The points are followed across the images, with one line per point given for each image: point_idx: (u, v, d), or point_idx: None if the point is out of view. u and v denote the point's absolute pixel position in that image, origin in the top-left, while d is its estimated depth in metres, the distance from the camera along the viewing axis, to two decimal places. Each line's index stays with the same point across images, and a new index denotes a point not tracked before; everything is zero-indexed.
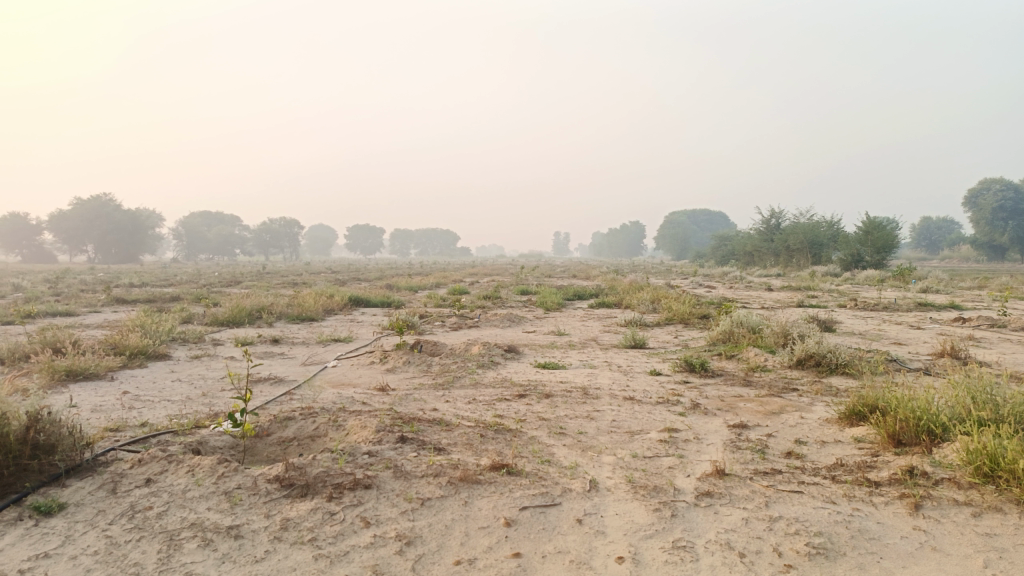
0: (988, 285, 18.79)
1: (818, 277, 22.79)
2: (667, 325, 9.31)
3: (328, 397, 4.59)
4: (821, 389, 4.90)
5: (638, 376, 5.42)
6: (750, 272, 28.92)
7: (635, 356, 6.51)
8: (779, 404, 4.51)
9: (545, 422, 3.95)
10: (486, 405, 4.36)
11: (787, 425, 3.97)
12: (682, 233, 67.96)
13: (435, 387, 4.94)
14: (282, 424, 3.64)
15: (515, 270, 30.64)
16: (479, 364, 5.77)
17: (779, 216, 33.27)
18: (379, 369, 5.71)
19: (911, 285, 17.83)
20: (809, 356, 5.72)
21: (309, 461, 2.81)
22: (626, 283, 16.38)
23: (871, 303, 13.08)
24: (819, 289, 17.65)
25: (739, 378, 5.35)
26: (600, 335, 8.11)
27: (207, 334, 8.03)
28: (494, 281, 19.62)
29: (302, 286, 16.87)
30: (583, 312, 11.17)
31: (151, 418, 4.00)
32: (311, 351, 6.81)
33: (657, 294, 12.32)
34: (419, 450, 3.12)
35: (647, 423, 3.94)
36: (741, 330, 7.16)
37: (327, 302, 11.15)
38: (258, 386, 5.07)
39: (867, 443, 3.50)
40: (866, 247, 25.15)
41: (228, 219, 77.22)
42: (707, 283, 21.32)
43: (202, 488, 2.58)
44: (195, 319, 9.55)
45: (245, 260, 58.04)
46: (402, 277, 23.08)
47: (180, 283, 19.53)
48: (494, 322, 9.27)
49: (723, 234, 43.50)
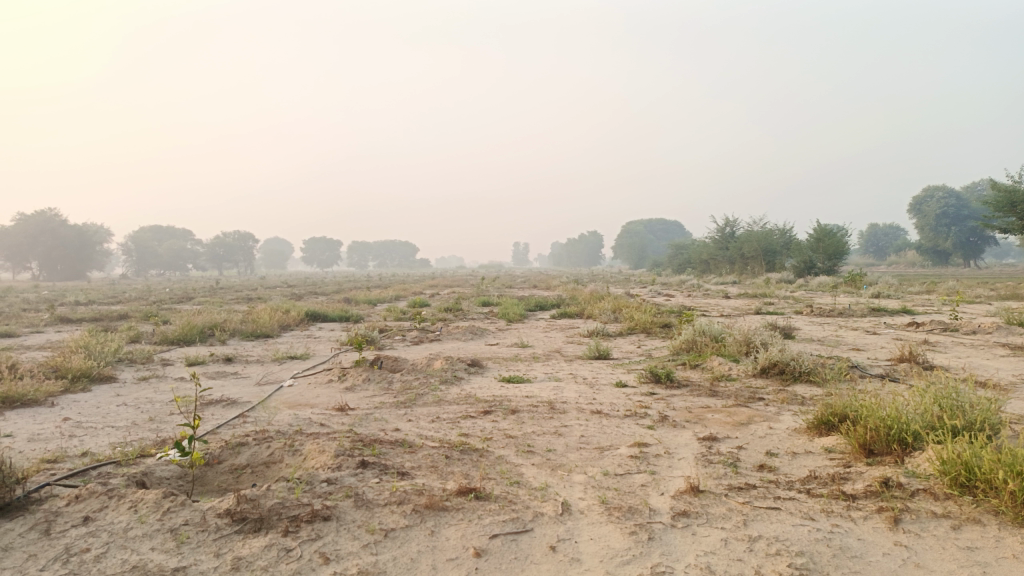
0: (936, 289, 19.34)
1: (773, 284, 23.11)
2: (630, 334, 9.28)
3: (285, 419, 4.39)
4: (787, 398, 4.88)
5: (604, 388, 5.33)
6: (707, 279, 29.26)
7: (599, 368, 6.43)
8: (747, 414, 4.46)
9: (512, 440, 3.82)
10: (451, 423, 4.22)
11: (757, 437, 3.91)
12: (639, 242, 68.63)
13: (397, 406, 4.78)
14: (234, 451, 3.44)
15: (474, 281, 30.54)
16: (442, 380, 5.62)
17: (733, 224, 33.77)
18: (338, 387, 5.51)
19: (862, 291, 18.23)
20: (773, 365, 5.71)
21: (263, 492, 2.63)
22: (586, 293, 16.38)
23: (826, 309, 13.29)
24: (775, 296, 17.89)
25: (705, 388, 5.29)
26: (563, 347, 8.03)
27: (156, 354, 7.71)
28: (454, 293, 19.46)
29: (256, 302, 16.45)
30: (545, 322, 11.08)
31: (93, 447, 3.76)
32: (267, 370, 6.57)
33: (618, 303, 12.31)
34: (381, 475, 2.96)
35: (616, 438, 3.84)
36: (704, 339, 7.14)
37: (283, 317, 10.85)
38: (210, 408, 4.84)
39: (838, 453, 3.46)
40: (818, 254, 25.65)
41: (180, 233, 75.39)
42: (666, 292, 21.49)
43: (146, 526, 2.38)
44: (144, 338, 9.18)
45: (198, 275, 56.70)
46: (360, 290, 22.71)
47: (129, 300, 18.88)
48: (455, 334, 9.12)
49: (679, 243, 44.00)
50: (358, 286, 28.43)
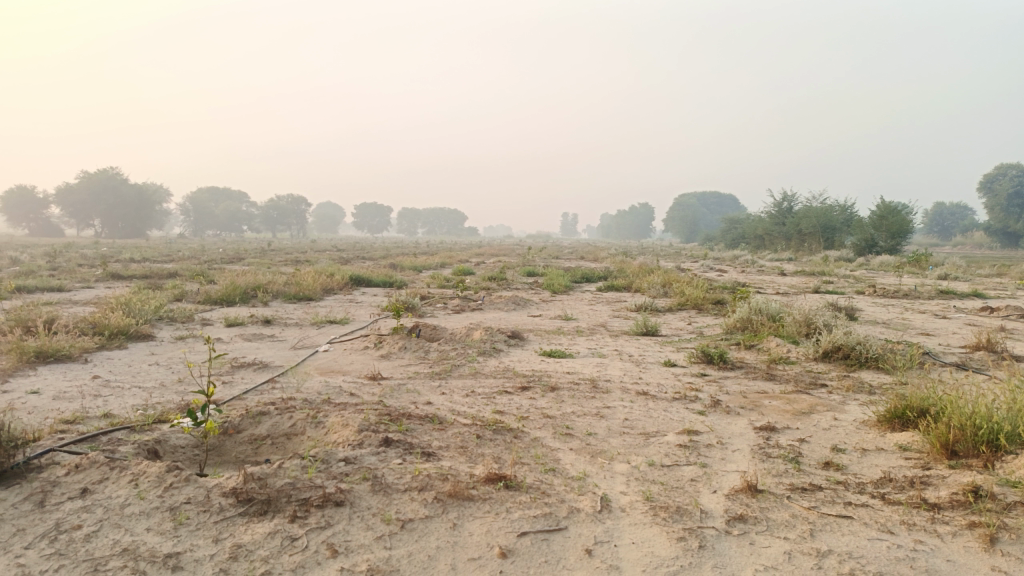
0: (1008, 273, 18.29)
1: (832, 262, 22.21)
2: (680, 310, 8.89)
3: (313, 387, 4.19)
4: (853, 386, 4.48)
5: (651, 368, 5.00)
6: (761, 256, 28.40)
7: (647, 344, 6.10)
8: (809, 402, 4.09)
9: (550, 420, 3.54)
10: (486, 399, 3.96)
11: (820, 428, 3.55)
12: (691, 215, 67.26)
13: (431, 377, 4.54)
14: (254, 420, 3.24)
15: (522, 250, 30.34)
16: (480, 352, 5.36)
17: (791, 199, 32.62)
18: (372, 354, 5.31)
19: (929, 272, 17.32)
20: (837, 348, 5.30)
21: (273, 470, 2.41)
22: (635, 266, 15.94)
23: (890, 290, 12.62)
24: (834, 275, 17.09)
25: (761, 371, 4.91)
26: (609, 321, 7.70)
27: (196, 313, 7.66)
28: (500, 262, 19.21)
29: (303, 264, 16.45)
30: (592, 295, 10.75)
31: (113, 409, 3.61)
32: (303, 334, 6.42)
33: (668, 277, 11.89)
34: (404, 455, 2.71)
35: (664, 423, 3.53)
36: (760, 318, 6.72)
37: (327, 281, 10.75)
38: (241, 372, 4.68)
39: (915, 453, 3.09)
40: (881, 232, 24.57)
41: (236, 195, 76.66)
42: (718, 267, 20.82)
43: (144, 504, 2.18)
44: (188, 297, 9.17)
45: (251, 237, 57.73)
46: (409, 257, 22.66)
47: (181, 259, 19.16)
48: (498, 304, 8.86)
49: (734, 217, 42.84)
50: (407, 252, 28.24)
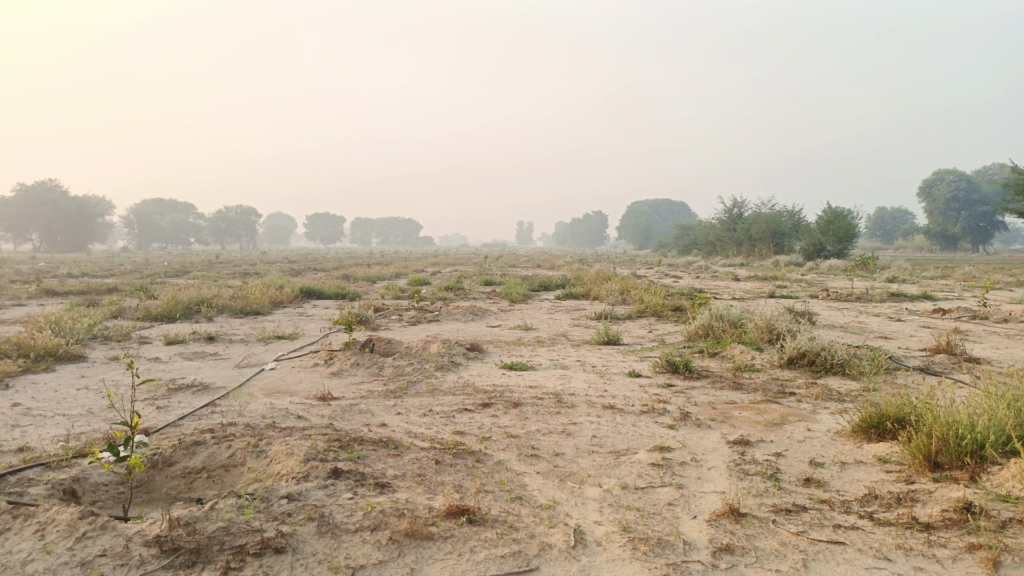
0: (951, 275, 18.75)
1: (782, 267, 22.49)
2: (640, 318, 8.77)
3: (258, 410, 3.89)
4: (821, 394, 4.36)
5: (616, 379, 4.82)
6: (713, 262, 28.68)
7: (610, 354, 5.92)
8: (779, 412, 3.95)
9: (514, 440, 3.32)
10: (445, 419, 3.71)
11: (795, 440, 3.40)
12: (643, 222, 67.93)
13: (386, 396, 4.28)
14: (188, 451, 2.94)
15: (477, 259, 30.14)
16: (437, 366, 5.11)
17: (741, 205, 33.09)
18: (323, 372, 5.01)
19: (877, 275, 17.64)
20: (802, 355, 5.20)
21: (205, 513, 2.13)
22: (592, 273, 15.83)
23: (842, 293, 12.75)
24: (787, 279, 17.28)
25: (728, 380, 4.77)
26: (569, 330, 7.52)
27: (134, 331, 7.21)
28: (456, 272, 18.93)
29: (252, 277, 16.01)
30: (549, 304, 10.57)
31: (30, 442, 3.25)
32: (248, 351, 6.07)
33: (626, 285, 11.80)
34: (355, 488, 2.45)
35: (634, 440, 3.33)
36: (721, 324, 6.61)
37: (276, 294, 10.34)
38: (179, 395, 4.34)
39: (895, 465, 2.95)
40: (828, 237, 25.04)
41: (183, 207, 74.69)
42: (672, 273, 20.88)
43: (50, 558, 1.88)
44: (127, 314, 8.68)
45: (199, 249, 56.29)
46: (362, 268, 22.22)
47: (123, 274, 18.39)
48: (455, 315, 8.60)
49: (684, 222, 43.33)
50: (360, 263, 27.74)
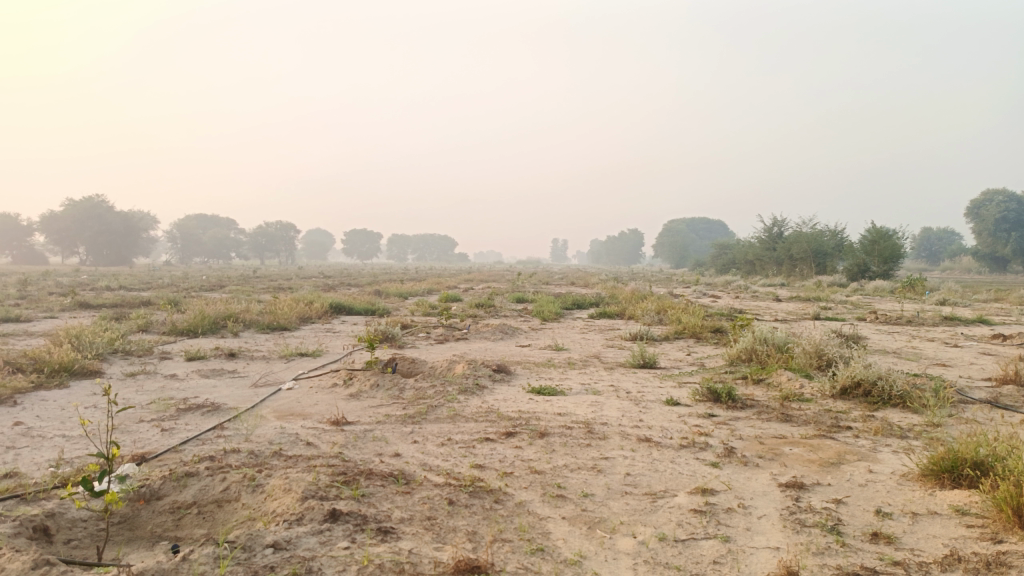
0: (1006, 298, 17.88)
1: (825, 287, 21.79)
2: (677, 339, 8.38)
3: (265, 436, 3.62)
4: (881, 429, 3.96)
5: (652, 407, 4.46)
6: (751, 281, 27.93)
7: (646, 379, 5.56)
8: (835, 449, 3.56)
9: (538, 477, 3.00)
10: (464, 450, 3.41)
11: (857, 484, 3.02)
12: (680, 241, 67.04)
13: (404, 422, 3.98)
14: (178, 484, 2.68)
15: (511, 277, 29.89)
16: (461, 389, 4.81)
17: (781, 223, 32.31)
18: (340, 393, 4.74)
19: (926, 297, 16.90)
20: (856, 385, 4.79)
21: (175, 566, 1.85)
22: (627, 292, 15.43)
23: (892, 316, 12.12)
24: (831, 301, 16.61)
25: (776, 411, 4.38)
26: (603, 351, 7.18)
27: (156, 346, 7.05)
28: (489, 288, 18.69)
29: (284, 291, 15.94)
30: (583, 323, 10.23)
31: (18, 467, 3.03)
32: (268, 369, 5.83)
33: (662, 304, 11.39)
34: (353, 536, 2.16)
35: (672, 480, 2.99)
36: (765, 349, 6.20)
37: (304, 309, 10.17)
38: (187, 417, 4.11)
39: (976, 519, 2.56)
40: (872, 257, 24.16)
41: (224, 223, 76.02)
42: (710, 293, 20.32)
43: None
44: (154, 328, 8.57)
45: (237, 263, 57.11)
46: (395, 283, 22.16)
47: (160, 287, 18.55)
48: (485, 334, 8.31)
49: (722, 242, 42.58)
50: (394, 279, 27.58)
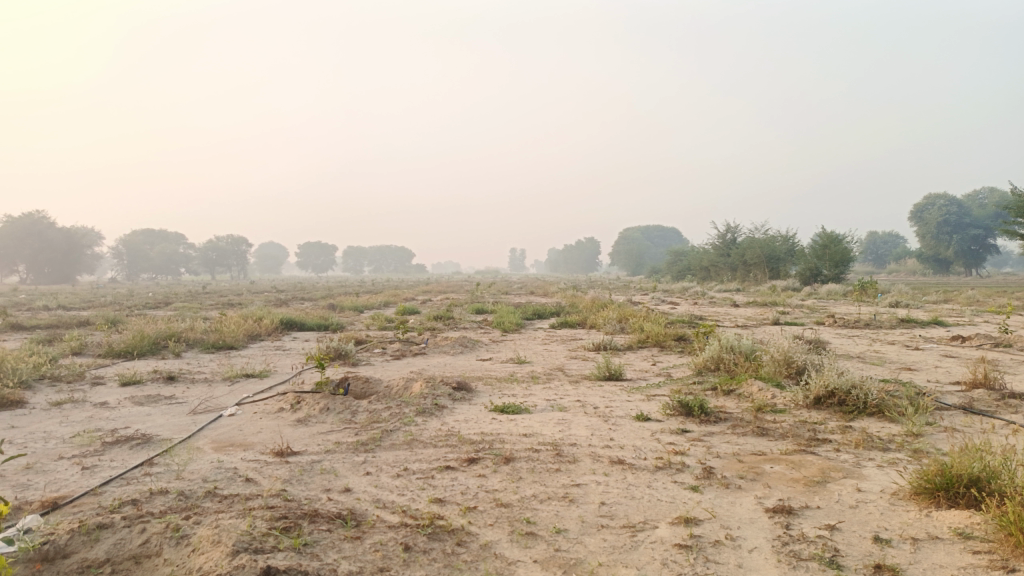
0: (954, 299, 18.21)
1: (779, 292, 21.98)
2: (641, 348, 8.18)
3: (199, 472, 3.25)
4: (862, 441, 3.77)
5: (622, 424, 4.21)
6: (707, 287, 28.06)
7: (613, 393, 5.32)
8: (818, 466, 3.35)
9: (505, 511, 2.71)
10: (422, 482, 3.10)
11: (848, 506, 2.79)
12: (635, 249, 67.53)
13: (356, 450, 3.65)
14: (90, 537, 2.30)
15: (467, 287, 29.68)
16: (418, 410, 4.49)
17: (734, 229, 32.68)
18: (287, 419, 4.38)
19: (879, 300, 17.10)
20: (830, 394, 4.62)
21: None
22: (587, 300, 15.24)
23: (850, 320, 12.14)
24: (788, 305, 16.69)
25: (751, 425, 4.17)
26: (566, 363, 6.92)
27: (88, 371, 6.54)
28: (447, 299, 18.30)
29: (233, 307, 15.32)
30: (544, 333, 9.98)
31: None
32: (209, 393, 5.41)
33: (623, 312, 11.21)
34: None
35: (651, 509, 2.73)
36: (733, 357, 6.03)
37: (253, 326, 9.69)
38: (113, 452, 3.70)
39: (982, 543, 2.35)
40: (824, 261, 24.49)
41: (173, 238, 73.94)
42: (668, 299, 20.31)
43: None
44: (88, 350, 8.01)
45: (186, 279, 55.47)
46: (351, 297, 21.62)
47: (100, 306, 17.69)
48: (444, 348, 7.99)
49: (677, 249, 42.94)
50: (349, 292, 27.07)
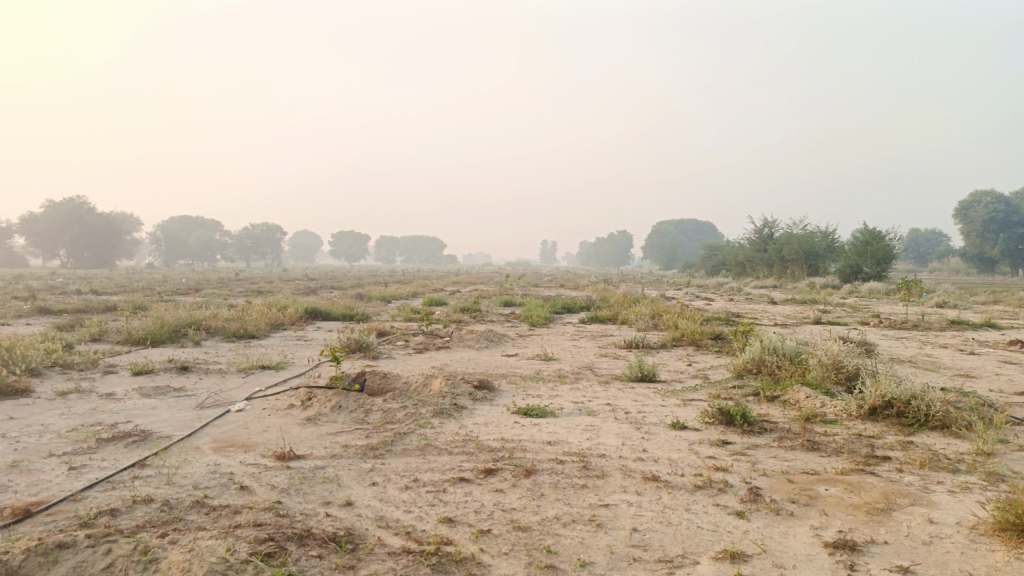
0: (1004, 301, 17.38)
1: (818, 289, 21.27)
2: (675, 347, 7.78)
3: (190, 478, 2.97)
4: (927, 460, 3.36)
5: (656, 433, 3.85)
6: (742, 283, 27.32)
7: (646, 396, 4.95)
8: (880, 490, 2.96)
9: (522, 536, 2.37)
10: (432, 496, 2.78)
11: (921, 543, 2.40)
12: (669, 243, 66.61)
13: (364, 456, 3.34)
14: (47, 559, 2.02)
15: (497, 279, 29.35)
16: (436, 411, 4.17)
17: (772, 224, 31.89)
18: (295, 418, 4.10)
19: (925, 300, 16.39)
20: (886, 404, 4.20)
21: None
22: (619, 294, 14.80)
23: (895, 320, 11.56)
24: (828, 302, 16.08)
25: (800, 438, 3.78)
26: (596, 361, 6.56)
27: (103, 359, 6.35)
28: (478, 291, 18.02)
29: (262, 295, 15.22)
30: (574, 329, 9.61)
31: None
32: (220, 386, 5.16)
33: (656, 307, 10.79)
34: None
35: (691, 540, 2.38)
36: (776, 360, 5.62)
37: (276, 316, 9.48)
38: (106, 451, 3.44)
39: None
40: (865, 258, 23.67)
41: (209, 225, 74.83)
42: (702, 295, 19.75)
43: None
44: (108, 337, 7.85)
45: (221, 266, 56.04)
46: (380, 286, 21.45)
47: (131, 291, 17.75)
48: (469, 342, 7.67)
49: (712, 244, 42.11)
50: (379, 280, 27.10)
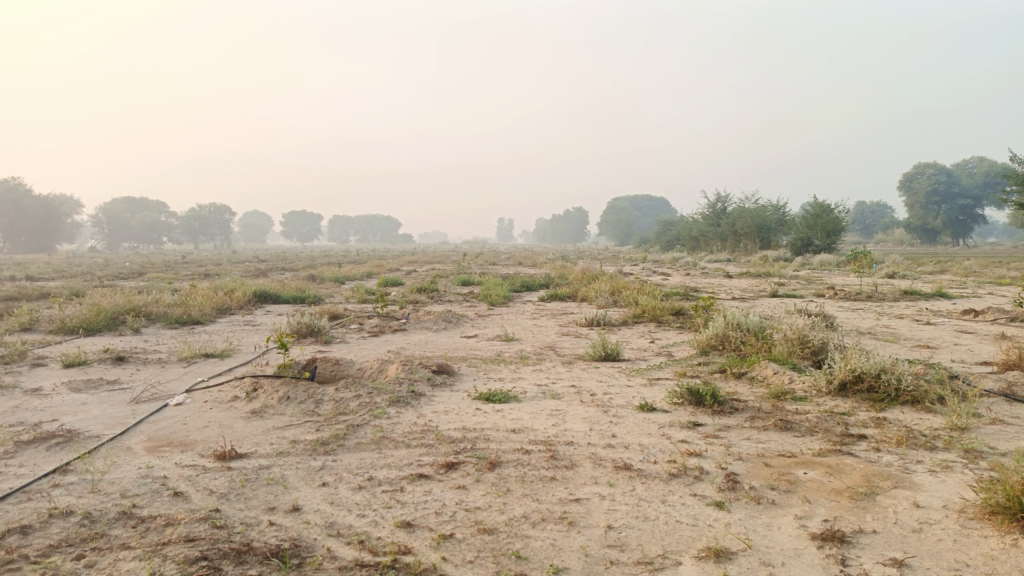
0: (949, 270, 17.77)
1: (771, 262, 21.50)
2: (637, 323, 7.65)
3: (118, 485, 2.68)
4: (904, 437, 3.24)
5: (624, 416, 3.67)
6: (697, 258, 27.52)
7: (612, 376, 4.78)
8: (860, 472, 2.83)
9: (488, 541, 2.16)
10: (388, 496, 2.54)
11: (910, 531, 2.26)
12: (624, 219, 66.91)
13: (314, 452, 3.08)
14: None
15: (453, 258, 28.98)
16: (392, 400, 3.92)
17: (724, 199, 32.16)
18: (239, 412, 3.80)
19: (875, 271, 16.64)
20: (856, 379, 4.10)
21: None
22: (577, 270, 14.65)
23: (850, 292, 11.66)
24: (782, 276, 16.19)
25: (772, 417, 3.64)
26: (558, 341, 6.37)
27: (32, 350, 5.90)
28: (433, 271, 17.68)
29: (209, 278, 14.61)
30: (533, 307, 9.42)
31: None
32: (158, 377, 4.81)
33: (615, 283, 10.66)
34: None
35: (672, 537, 2.19)
36: (740, 335, 5.50)
37: (223, 300, 9.06)
38: (24, 455, 3.10)
39: None
40: (816, 231, 24.00)
41: (154, 206, 72.42)
42: (658, 270, 19.75)
43: None
44: (39, 326, 7.35)
45: (168, 249, 54.32)
46: (333, 267, 20.92)
47: (69, 276, 16.92)
48: (426, 323, 7.41)
49: (667, 219, 42.39)
50: (333, 262, 26.50)
